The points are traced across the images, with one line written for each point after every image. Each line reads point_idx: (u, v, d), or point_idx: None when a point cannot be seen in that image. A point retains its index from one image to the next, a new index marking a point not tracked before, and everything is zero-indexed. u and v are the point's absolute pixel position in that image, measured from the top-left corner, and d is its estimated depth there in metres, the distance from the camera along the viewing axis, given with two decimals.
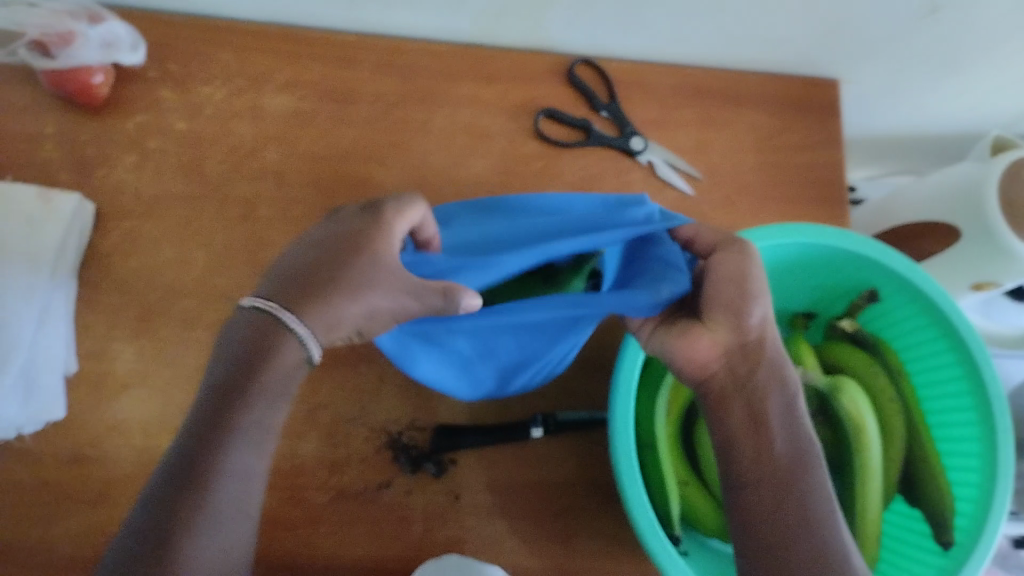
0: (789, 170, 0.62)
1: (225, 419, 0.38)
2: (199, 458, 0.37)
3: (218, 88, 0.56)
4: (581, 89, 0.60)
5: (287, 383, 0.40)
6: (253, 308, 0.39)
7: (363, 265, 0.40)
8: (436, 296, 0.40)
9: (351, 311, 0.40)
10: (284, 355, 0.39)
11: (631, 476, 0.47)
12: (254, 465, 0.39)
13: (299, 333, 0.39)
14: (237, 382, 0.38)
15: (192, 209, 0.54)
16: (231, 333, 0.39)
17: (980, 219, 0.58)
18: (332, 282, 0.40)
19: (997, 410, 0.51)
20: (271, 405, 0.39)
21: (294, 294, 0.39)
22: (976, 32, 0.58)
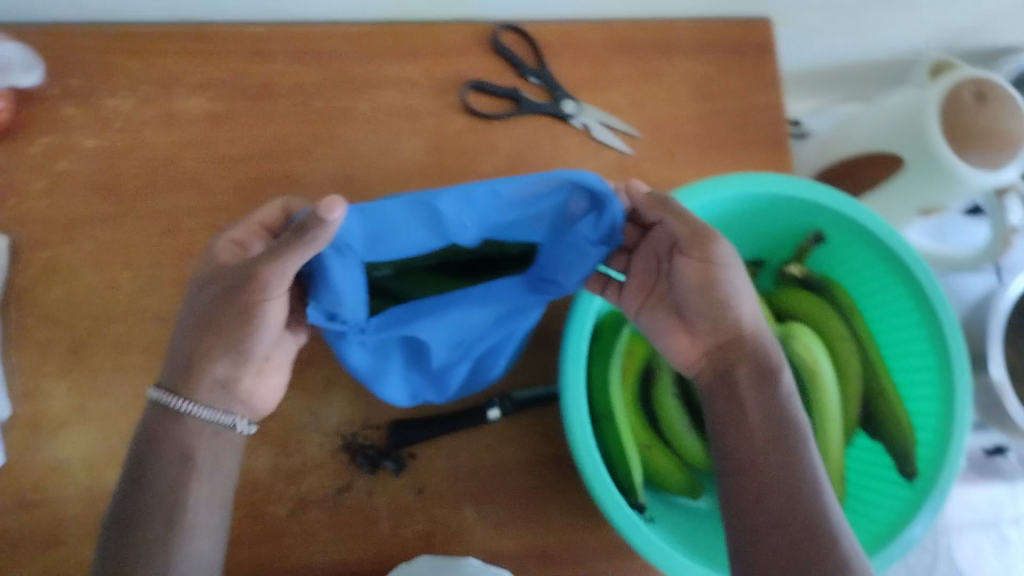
0: (728, 116, 0.60)
1: (133, 500, 0.40)
2: (121, 539, 0.40)
3: (124, 99, 0.54)
4: (506, 55, 0.58)
5: (192, 453, 0.42)
6: (153, 400, 0.42)
7: (223, 278, 0.40)
8: (291, 242, 0.37)
9: (228, 358, 0.42)
10: (181, 431, 0.42)
11: (588, 450, 0.47)
12: (179, 536, 0.40)
13: (192, 410, 0.42)
14: (140, 466, 0.41)
15: (111, 230, 0.52)
16: (139, 426, 0.43)
17: (923, 145, 0.57)
18: (211, 316, 0.41)
19: (950, 337, 0.50)
20: (180, 477, 0.41)
21: (187, 361, 0.42)
22: None
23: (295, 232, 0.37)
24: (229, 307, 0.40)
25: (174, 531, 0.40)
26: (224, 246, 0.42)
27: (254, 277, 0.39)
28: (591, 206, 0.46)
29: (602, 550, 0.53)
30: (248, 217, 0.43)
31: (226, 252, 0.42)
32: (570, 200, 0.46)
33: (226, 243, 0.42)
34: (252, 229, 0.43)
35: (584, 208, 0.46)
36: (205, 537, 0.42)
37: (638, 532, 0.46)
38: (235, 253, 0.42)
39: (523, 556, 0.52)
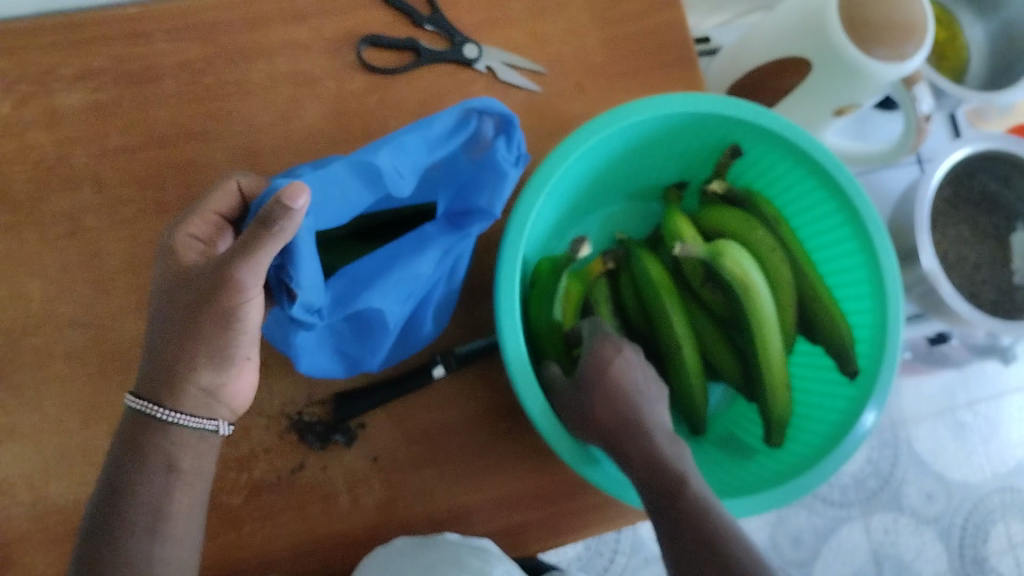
0: (632, 39, 0.59)
1: (117, 517, 0.39)
2: (104, 554, 0.38)
3: (2, 101, 0.51)
4: (398, 6, 0.56)
5: (179, 465, 0.40)
6: (132, 408, 0.40)
7: (190, 281, 0.38)
8: (260, 235, 0.35)
9: (213, 365, 0.40)
10: (167, 444, 0.40)
11: (533, 393, 0.46)
12: (164, 550, 0.39)
13: (176, 419, 0.40)
14: (124, 479, 0.39)
15: (9, 240, 0.50)
16: (120, 432, 0.41)
17: (827, 44, 0.57)
18: (183, 324, 0.38)
19: (874, 234, 0.51)
20: (167, 489, 0.40)
21: (162, 371, 0.40)
22: None
23: (262, 227, 0.35)
24: (203, 314, 0.38)
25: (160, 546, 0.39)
26: (185, 245, 0.39)
27: (223, 279, 0.37)
28: (498, 130, 0.47)
29: (567, 491, 0.53)
30: (202, 207, 0.41)
31: (189, 249, 0.39)
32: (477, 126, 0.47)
33: (185, 240, 0.40)
34: (207, 219, 0.41)
35: (493, 132, 0.47)
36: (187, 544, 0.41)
37: (598, 470, 0.47)
38: (199, 253, 0.40)
39: (489, 508, 0.52)
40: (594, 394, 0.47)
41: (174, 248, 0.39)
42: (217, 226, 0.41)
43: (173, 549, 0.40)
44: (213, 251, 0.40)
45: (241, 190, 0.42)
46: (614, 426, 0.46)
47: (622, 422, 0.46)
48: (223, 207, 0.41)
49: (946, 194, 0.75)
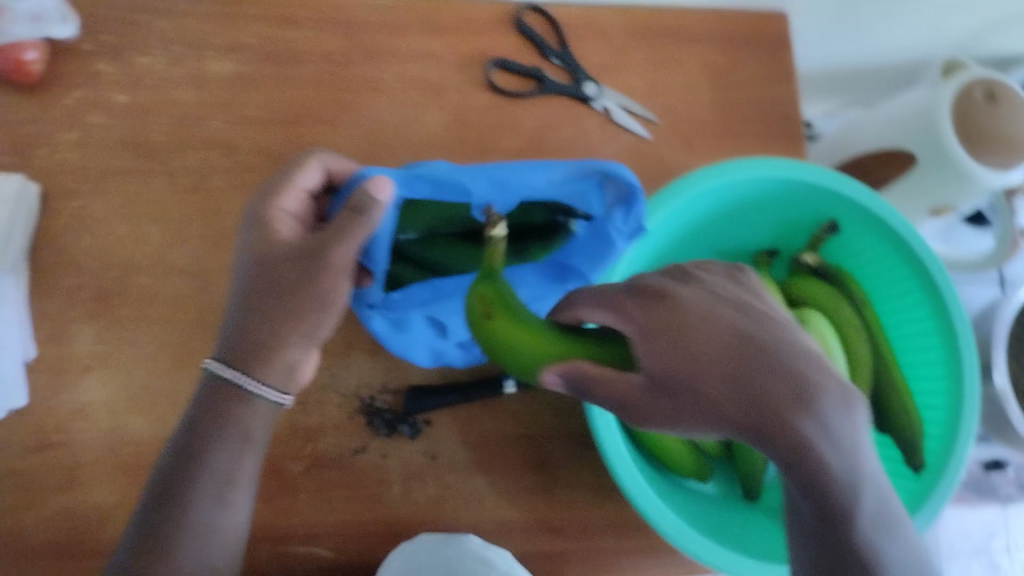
0: (745, 107, 0.61)
1: (186, 482, 0.38)
2: (166, 519, 0.38)
3: (156, 58, 0.55)
4: (531, 37, 0.59)
5: (253, 436, 0.40)
6: (212, 372, 0.39)
7: (286, 258, 0.39)
8: (348, 217, 0.38)
9: (304, 341, 0.40)
10: (246, 415, 0.39)
11: (604, 420, 0.48)
12: (225, 519, 0.39)
13: (259, 392, 0.39)
14: (201, 445, 0.39)
15: (139, 184, 0.53)
16: (195, 397, 0.40)
17: (934, 142, 0.59)
18: (274, 296, 0.39)
19: (960, 331, 0.52)
20: (237, 461, 0.39)
21: (250, 339, 0.39)
22: None
23: (349, 214, 0.38)
24: (297, 288, 0.39)
25: (223, 514, 0.39)
26: (279, 218, 0.41)
27: (319, 257, 0.39)
28: (619, 198, 0.46)
29: (611, 528, 0.53)
30: (293, 182, 0.42)
31: (283, 222, 0.41)
32: (600, 189, 0.46)
33: (279, 212, 0.41)
34: (298, 196, 0.42)
35: (614, 200, 0.47)
36: (244, 521, 0.40)
37: (661, 515, 0.47)
38: (291, 228, 0.41)
39: (533, 527, 0.52)
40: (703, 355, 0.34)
41: (268, 220, 0.41)
42: (305, 203, 0.43)
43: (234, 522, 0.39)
44: (301, 228, 0.42)
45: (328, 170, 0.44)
46: (735, 408, 0.34)
47: (746, 404, 0.33)
48: (310, 184, 0.43)
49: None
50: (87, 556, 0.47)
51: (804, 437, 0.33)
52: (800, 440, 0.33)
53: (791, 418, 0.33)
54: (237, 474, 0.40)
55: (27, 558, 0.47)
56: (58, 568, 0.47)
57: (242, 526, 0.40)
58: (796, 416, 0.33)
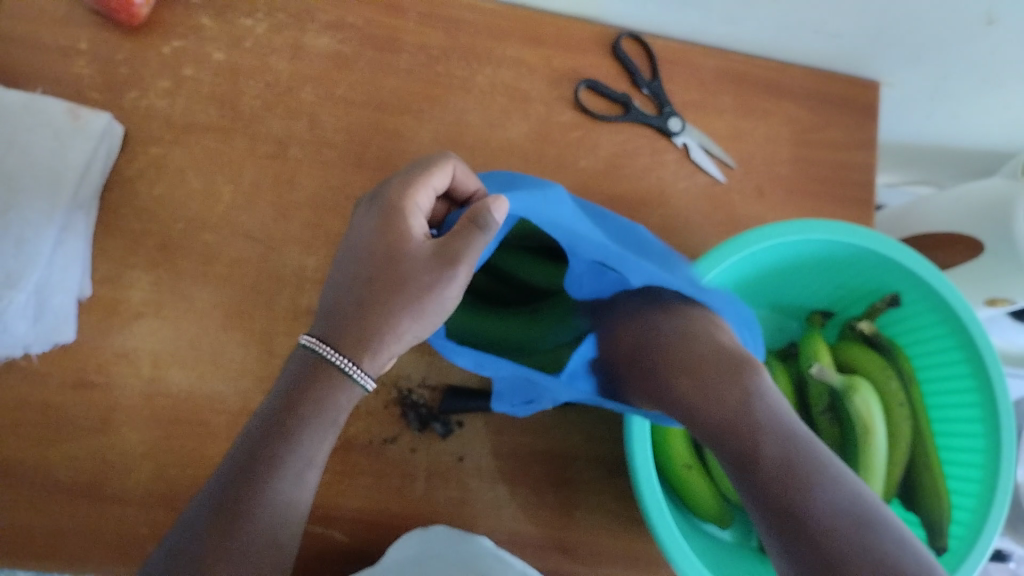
0: (821, 167, 0.62)
1: (273, 456, 0.35)
2: (242, 492, 0.34)
3: (259, 21, 0.55)
4: (624, 63, 0.59)
5: (340, 420, 0.37)
6: (308, 349, 0.37)
7: (413, 261, 0.38)
8: (469, 232, 0.37)
9: (409, 337, 0.38)
10: (342, 399, 0.37)
11: (643, 454, 0.46)
12: (298, 501, 0.35)
13: (360, 377, 0.37)
14: (287, 419, 0.36)
15: (221, 141, 0.53)
16: (286, 372, 0.37)
17: (1005, 235, 0.58)
18: (396, 289, 0.37)
19: (1004, 424, 0.51)
20: (322, 442, 0.36)
21: (359, 326, 0.37)
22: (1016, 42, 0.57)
23: (467, 224, 0.37)
24: (410, 288, 0.37)
25: (302, 493, 0.35)
26: (413, 212, 0.39)
27: (444, 262, 0.37)
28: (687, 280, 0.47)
29: (624, 561, 0.52)
30: (426, 179, 0.40)
31: (416, 219, 0.39)
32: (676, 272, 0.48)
33: (414, 207, 0.39)
34: (428, 195, 0.40)
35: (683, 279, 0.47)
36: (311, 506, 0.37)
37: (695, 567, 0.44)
38: (422, 228, 0.39)
39: (546, 546, 0.52)
40: (641, 323, 0.48)
41: (402, 214, 0.39)
42: (430, 203, 0.41)
43: (303, 506, 0.36)
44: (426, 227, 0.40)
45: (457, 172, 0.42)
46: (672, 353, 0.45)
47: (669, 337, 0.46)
48: (440, 185, 0.41)
49: None
50: (107, 501, 0.47)
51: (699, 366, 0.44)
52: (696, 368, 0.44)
53: (689, 358, 0.44)
54: (316, 456, 0.36)
55: (46, 493, 0.47)
56: (77, 508, 0.47)
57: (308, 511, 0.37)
58: (697, 363, 0.44)
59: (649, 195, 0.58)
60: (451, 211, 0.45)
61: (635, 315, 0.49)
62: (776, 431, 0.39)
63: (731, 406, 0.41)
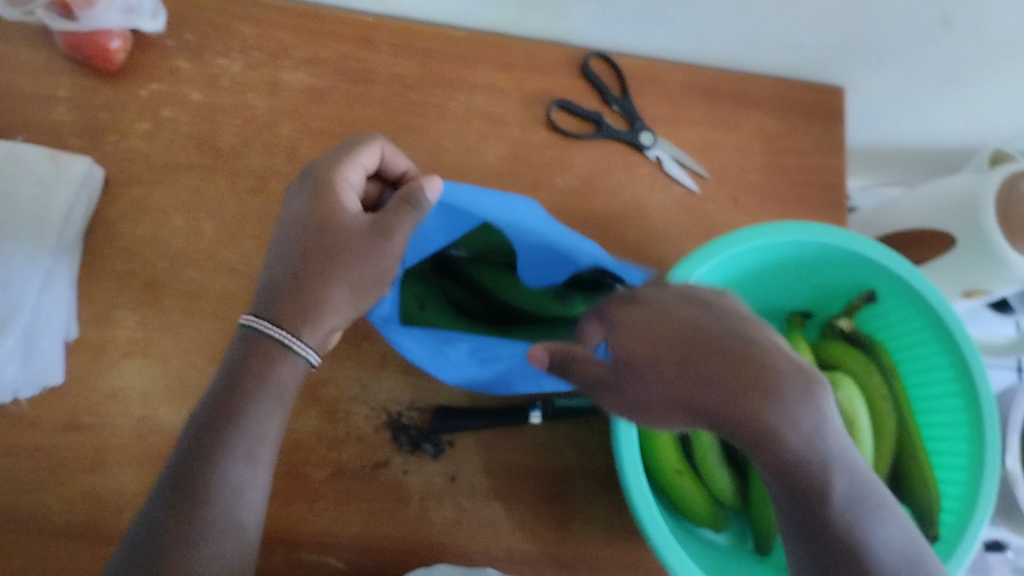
0: (792, 173, 0.63)
1: (222, 433, 0.37)
2: (195, 471, 0.36)
3: (234, 60, 0.57)
4: (593, 81, 0.61)
5: (286, 396, 0.39)
6: (253, 329, 0.39)
7: (348, 231, 0.40)
8: (402, 211, 0.41)
9: (347, 308, 0.40)
10: (283, 372, 0.39)
11: (631, 460, 0.47)
12: (253, 479, 0.38)
13: (302, 350, 0.39)
14: (234, 400, 0.37)
15: (201, 179, 0.54)
16: (230, 351, 0.39)
17: (975, 228, 0.59)
18: (331, 257, 0.39)
19: (986, 412, 0.51)
20: (270, 418, 0.38)
21: (300, 297, 0.39)
22: (972, 39, 0.58)
23: (400, 203, 0.41)
24: (343, 258, 0.39)
25: (254, 470, 0.38)
26: (344, 186, 0.41)
27: (381, 233, 0.40)
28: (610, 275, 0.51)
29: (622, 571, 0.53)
30: (355, 155, 0.43)
31: (348, 194, 0.41)
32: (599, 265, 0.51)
33: (345, 182, 0.42)
34: (359, 172, 0.43)
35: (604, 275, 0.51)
36: (265, 483, 0.39)
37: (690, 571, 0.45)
38: (354, 202, 0.42)
39: (543, 561, 0.52)
40: (637, 314, 0.41)
41: (336, 187, 0.41)
42: (361, 180, 0.43)
43: (256, 481, 0.38)
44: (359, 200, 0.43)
45: (386, 155, 0.45)
46: (669, 336, 0.40)
47: (664, 323, 0.40)
48: (369, 164, 0.44)
49: None
50: (103, 541, 0.47)
51: (705, 342, 0.39)
52: (701, 349, 0.39)
53: (697, 337, 0.39)
54: (266, 432, 0.38)
55: (41, 536, 0.47)
56: (73, 550, 0.47)
57: (262, 487, 0.39)
58: (703, 339, 0.39)
59: (625, 209, 0.60)
60: (384, 191, 0.48)
61: (636, 311, 0.42)
62: (793, 409, 0.37)
63: (745, 389, 0.37)
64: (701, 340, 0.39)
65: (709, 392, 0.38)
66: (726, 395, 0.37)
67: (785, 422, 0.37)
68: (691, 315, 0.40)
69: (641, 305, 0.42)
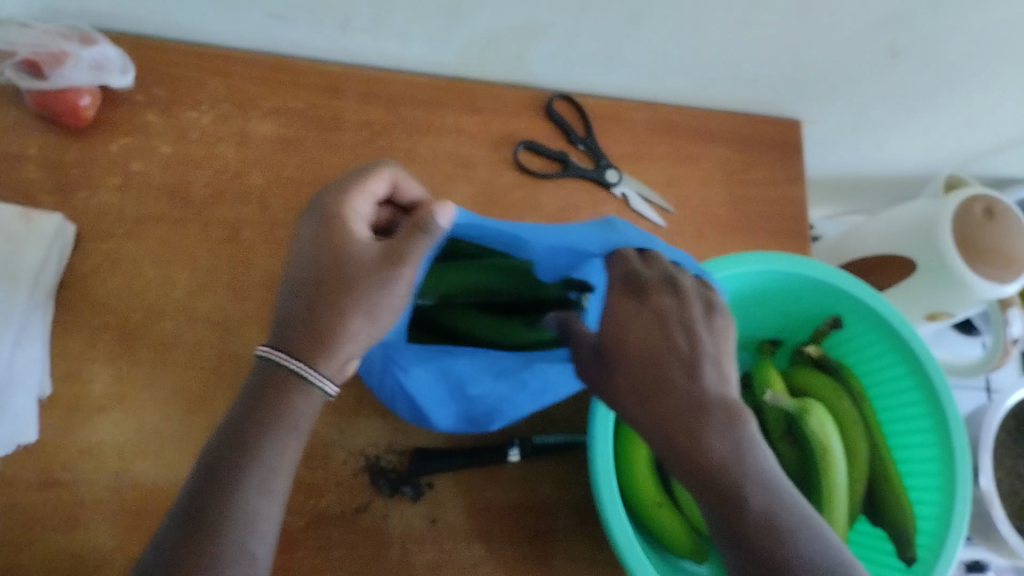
0: (754, 204, 0.65)
1: (237, 465, 0.37)
2: (213, 500, 0.36)
3: (203, 113, 0.58)
4: (557, 122, 0.62)
5: (302, 425, 0.39)
6: (269, 361, 0.39)
7: (359, 262, 0.39)
8: (414, 237, 0.39)
9: (365, 335, 0.40)
10: (300, 404, 0.39)
11: (610, 495, 0.47)
12: (269, 509, 0.37)
13: (319, 382, 0.39)
14: (250, 433, 0.38)
15: (172, 231, 0.55)
16: (248, 382, 0.39)
17: (934, 251, 0.61)
18: (341, 290, 0.39)
19: (954, 432, 0.53)
20: (284, 451, 0.38)
21: (313, 331, 0.39)
22: (920, 69, 0.61)
23: (411, 229, 0.39)
24: (353, 288, 0.39)
25: (269, 502, 0.37)
26: (354, 218, 0.41)
27: (391, 262, 0.39)
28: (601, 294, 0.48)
29: None
30: (364, 186, 0.42)
31: (357, 225, 0.41)
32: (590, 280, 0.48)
33: (354, 212, 0.41)
34: (367, 201, 0.42)
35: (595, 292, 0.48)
36: (279, 516, 0.38)
37: None
38: (365, 232, 0.41)
39: None
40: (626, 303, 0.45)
41: (344, 219, 0.40)
42: (371, 208, 0.43)
43: (270, 514, 0.37)
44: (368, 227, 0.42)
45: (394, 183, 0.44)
46: (643, 325, 0.43)
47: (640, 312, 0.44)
48: (376, 192, 0.43)
49: (1007, 427, 0.74)
50: None
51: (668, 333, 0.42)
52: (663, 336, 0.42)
53: (662, 328, 0.43)
54: (280, 464, 0.38)
55: None
56: None
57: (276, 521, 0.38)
58: (667, 330, 0.43)
59: None
60: (395, 218, 0.47)
61: (631, 301, 0.44)
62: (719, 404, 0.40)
63: (676, 376, 0.41)
64: (663, 333, 0.42)
65: (654, 374, 0.41)
66: (663, 378, 0.41)
67: (709, 413, 0.39)
68: (666, 307, 0.44)
69: (626, 290, 0.45)
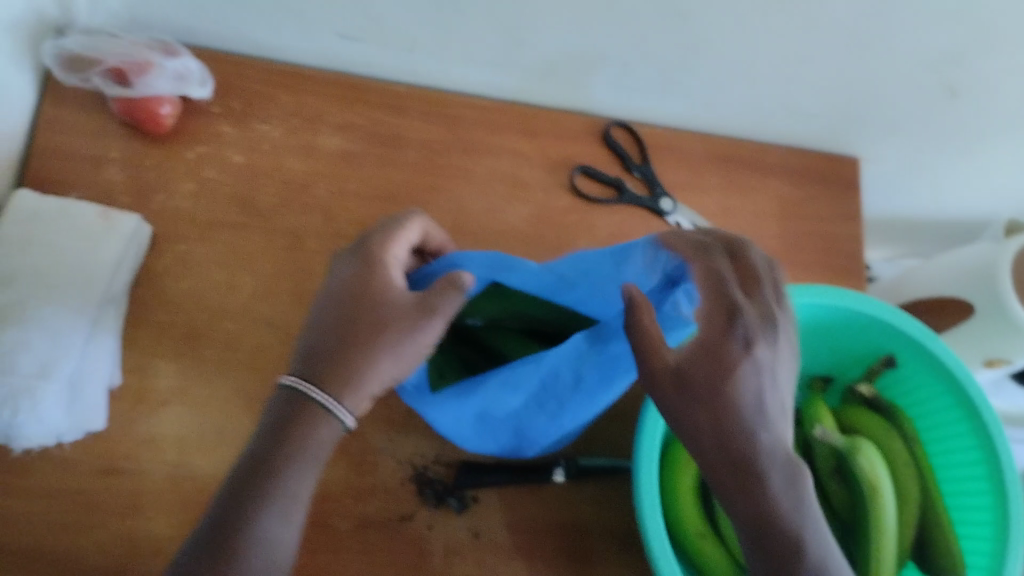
0: (809, 239, 0.65)
1: (261, 491, 0.38)
2: (234, 525, 0.37)
3: (274, 126, 0.60)
4: (615, 149, 0.63)
5: (322, 456, 0.40)
6: (294, 392, 0.40)
7: (392, 307, 0.41)
8: (450, 293, 0.40)
9: (391, 371, 0.41)
10: (320, 437, 0.39)
11: (655, 522, 0.47)
12: (287, 537, 0.38)
13: (339, 416, 0.40)
14: (273, 460, 0.38)
15: (240, 236, 0.57)
16: (270, 409, 0.40)
17: (993, 295, 0.60)
18: (370, 329, 0.40)
19: (1010, 483, 0.52)
20: (305, 481, 0.39)
21: (340, 363, 0.40)
22: (980, 111, 0.61)
23: (446, 284, 0.40)
24: (382, 329, 0.40)
25: (287, 529, 0.38)
26: (392, 263, 0.43)
27: (422, 313, 0.41)
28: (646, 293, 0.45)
29: None
30: (401, 234, 0.44)
31: (394, 270, 0.43)
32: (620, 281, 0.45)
33: (393, 261, 0.43)
34: (403, 248, 0.45)
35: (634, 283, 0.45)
36: (295, 542, 0.39)
37: None
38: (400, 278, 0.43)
39: None
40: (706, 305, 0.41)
41: (383, 265, 0.42)
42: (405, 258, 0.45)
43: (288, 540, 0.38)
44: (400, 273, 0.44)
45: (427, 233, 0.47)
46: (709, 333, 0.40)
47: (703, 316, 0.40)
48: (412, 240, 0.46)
49: None
50: None
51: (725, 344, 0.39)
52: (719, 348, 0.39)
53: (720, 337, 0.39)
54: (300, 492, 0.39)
55: None
56: None
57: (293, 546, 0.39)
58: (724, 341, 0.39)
59: None
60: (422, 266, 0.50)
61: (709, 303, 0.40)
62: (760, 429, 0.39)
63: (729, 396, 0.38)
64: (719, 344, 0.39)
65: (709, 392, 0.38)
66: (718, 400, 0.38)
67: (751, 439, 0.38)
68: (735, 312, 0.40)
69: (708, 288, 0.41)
